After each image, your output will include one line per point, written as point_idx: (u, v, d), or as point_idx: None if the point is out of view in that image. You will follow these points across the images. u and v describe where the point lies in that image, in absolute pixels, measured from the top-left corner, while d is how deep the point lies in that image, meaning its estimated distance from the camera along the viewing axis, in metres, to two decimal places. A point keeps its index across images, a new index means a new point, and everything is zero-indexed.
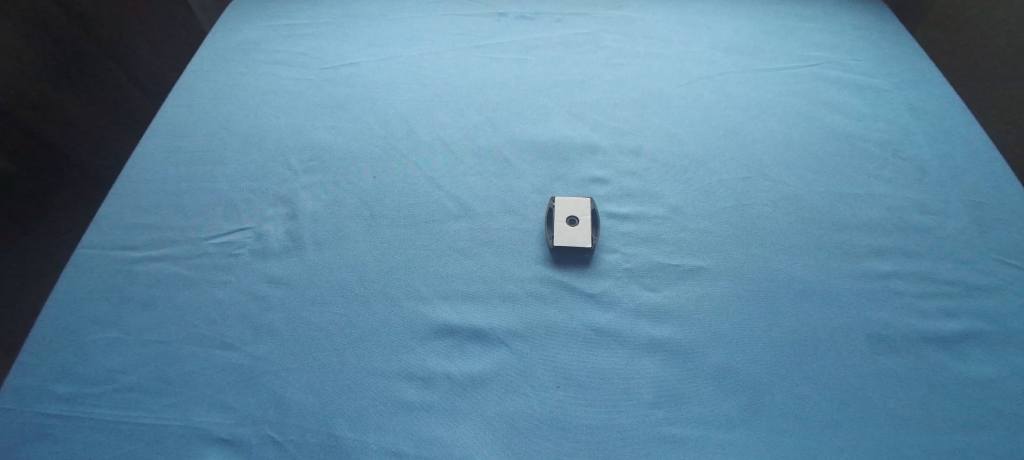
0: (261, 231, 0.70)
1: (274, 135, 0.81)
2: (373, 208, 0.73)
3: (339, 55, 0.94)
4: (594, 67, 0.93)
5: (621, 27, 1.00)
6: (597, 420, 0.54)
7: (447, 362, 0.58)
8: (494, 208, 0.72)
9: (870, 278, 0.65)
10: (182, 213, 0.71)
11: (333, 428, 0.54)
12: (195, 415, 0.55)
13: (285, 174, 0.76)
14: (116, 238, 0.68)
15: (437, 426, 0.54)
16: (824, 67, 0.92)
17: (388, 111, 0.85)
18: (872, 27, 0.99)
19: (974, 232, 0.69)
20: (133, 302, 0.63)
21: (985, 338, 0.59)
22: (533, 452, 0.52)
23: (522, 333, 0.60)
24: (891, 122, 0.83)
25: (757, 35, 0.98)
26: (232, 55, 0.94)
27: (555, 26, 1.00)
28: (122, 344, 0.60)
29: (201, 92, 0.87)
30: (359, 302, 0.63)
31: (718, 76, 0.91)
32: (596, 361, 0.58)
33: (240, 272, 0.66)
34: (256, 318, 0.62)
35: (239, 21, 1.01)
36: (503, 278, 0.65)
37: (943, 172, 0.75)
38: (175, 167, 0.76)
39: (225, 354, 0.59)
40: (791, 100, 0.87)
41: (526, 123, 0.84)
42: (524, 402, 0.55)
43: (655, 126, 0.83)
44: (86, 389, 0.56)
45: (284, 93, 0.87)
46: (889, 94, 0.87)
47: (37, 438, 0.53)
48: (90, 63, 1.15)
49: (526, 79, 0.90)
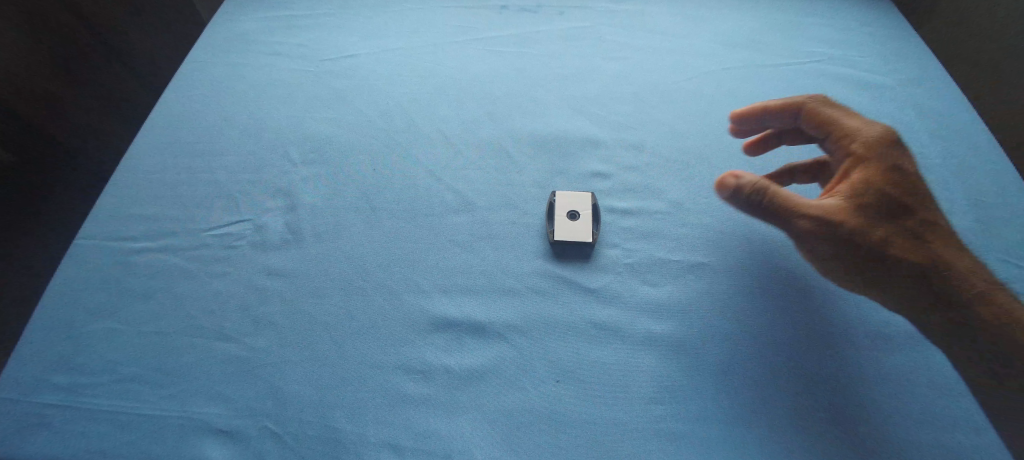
0: (261, 223, 0.69)
1: (273, 128, 0.80)
2: (373, 201, 0.72)
3: (339, 47, 0.93)
4: (596, 61, 0.92)
5: (623, 21, 0.99)
6: (597, 414, 0.54)
7: (446, 354, 0.58)
8: (495, 202, 0.72)
9: None
10: (181, 204, 0.71)
11: (331, 420, 0.54)
12: (192, 406, 0.55)
13: (285, 166, 0.76)
14: (115, 229, 0.68)
15: (435, 419, 0.54)
16: (828, 62, 0.91)
17: (389, 103, 0.84)
18: (878, 22, 0.98)
19: (977, 230, 0.68)
20: (133, 293, 0.63)
21: (986, 336, 0.59)
22: (534, 446, 0.52)
23: (522, 327, 0.60)
24: (895, 118, 0.82)
25: (762, 30, 0.97)
26: (231, 45, 0.93)
27: (557, 19, 0.98)
28: (121, 336, 0.60)
29: (200, 83, 0.86)
30: (358, 294, 0.63)
31: (720, 70, 0.90)
32: (595, 355, 0.58)
33: (238, 264, 0.66)
34: (255, 309, 0.62)
35: (236, 10, 1.00)
36: (502, 272, 0.65)
37: (947, 170, 0.75)
38: (173, 159, 0.76)
39: (224, 346, 0.59)
40: (795, 95, 0.86)
41: (526, 117, 0.83)
42: (523, 396, 0.55)
43: (659, 121, 0.83)
44: (83, 380, 0.57)
45: (284, 84, 0.87)
46: (894, 90, 0.86)
47: (36, 429, 0.53)
48: (93, 63, 1.12)
49: (527, 72, 0.90)
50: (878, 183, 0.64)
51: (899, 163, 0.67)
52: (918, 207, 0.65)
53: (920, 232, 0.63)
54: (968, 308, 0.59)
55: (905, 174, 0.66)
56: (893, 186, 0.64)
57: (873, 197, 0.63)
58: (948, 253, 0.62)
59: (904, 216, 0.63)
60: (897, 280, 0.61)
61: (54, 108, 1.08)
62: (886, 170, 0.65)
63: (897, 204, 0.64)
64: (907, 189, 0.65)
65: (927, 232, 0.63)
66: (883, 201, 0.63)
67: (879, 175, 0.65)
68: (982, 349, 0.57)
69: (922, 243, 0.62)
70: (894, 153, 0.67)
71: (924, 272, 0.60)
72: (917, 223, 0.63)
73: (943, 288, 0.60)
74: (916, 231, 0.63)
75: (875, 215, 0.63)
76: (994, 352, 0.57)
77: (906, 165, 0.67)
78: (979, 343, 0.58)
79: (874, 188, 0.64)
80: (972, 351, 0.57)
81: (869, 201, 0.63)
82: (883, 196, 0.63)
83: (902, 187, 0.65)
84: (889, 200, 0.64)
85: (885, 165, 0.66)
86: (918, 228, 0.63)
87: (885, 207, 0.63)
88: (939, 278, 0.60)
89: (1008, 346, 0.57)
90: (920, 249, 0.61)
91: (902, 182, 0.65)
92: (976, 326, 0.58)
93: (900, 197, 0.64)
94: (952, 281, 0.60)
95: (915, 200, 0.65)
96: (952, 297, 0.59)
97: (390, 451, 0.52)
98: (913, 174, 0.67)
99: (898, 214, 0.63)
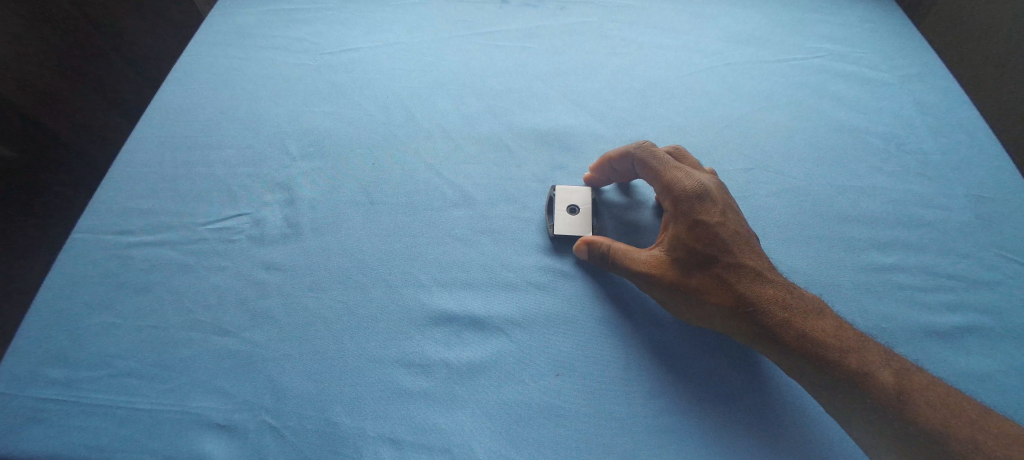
0: (259, 217, 0.69)
1: (272, 121, 0.80)
2: (372, 195, 0.72)
3: (339, 41, 0.92)
4: (597, 57, 0.91)
5: (625, 16, 0.98)
6: (596, 408, 0.54)
7: (446, 349, 0.58)
8: (495, 197, 0.72)
9: (873, 270, 0.64)
10: (179, 198, 0.70)
11: (330, 415, 0.54)
12: (190, 401, 0.55)
13: (283, 160, 0.75)
14: (113, 223, 0.67)
15: (435, 414, 0.54)
16: (830, 58, 0.90)
17: (389, 97, 0.84)
18: (880, 18, 0.98)
19: (977, 226, 0.68)
20: (131, 287, 0.62)
21: (984, 331, 0.59)
22: (533, 439, 0.52)
23: (522, 321, 0.60)
24: (897, 115, 0.82)
25: (764, 26, 0.96)
26: (230, 39, 0.92)
27: (558, 14, 0.98)
28: (120, 329, 0.59)
29: (199, 77, 0.86)
30: (358, 289, 0.63)
31: (722, 66, 0.89)
32: (595, 349, 0.58)
33: (237, 258, 0.65)
34: (254, 303, 0.61)
35: (233, 4, 0.98)
36: (502, 266, 0.65)
37: (947, 166, 0.75)
38: (170, 152, 0.75)
39: (222, 340, 0.59)
40: (797, 91, 0.86)
41: (527, 112, 0.83)
42: (523, 390, 0.55)
43: (659, 117, 0.82)
44: (81, 374, 0.56)
45: (283, 78, 0.86)
46: (894, 86, 0.86)
47: (33, 422, 0.53)
48: (97, 59, 1.09)
49: (527, 68, 0.89)
50: (684, 234, 0.57)
51: (699, 205, 0.58)
52: (738, 251, 0.57)
53: (752, 279, 0.55)
54: (836, 355, 0.50)
55: (715, 212, 0.57)
56: (700, 234, 0.57)
57: (682, 251, 0.57)
58: (793, 295, 0.55)
59: (722, 266, 0.56)
60: (741, 327, 0.55)
61: (56, 103, 1.05)
62: (693, 215, 0.57)
63: (706, 255, 0.56)
64: (716, 234, 0.56)
65: (757, 277, 0.56)
66: (694, 253, 0.57)
67: (683, 223, 0.58)
68: (878, 398, 0.48)
69: (766, 287, 0.55)
70: (693, 194, 0.58)
71: (777, 320, 0.53)
72: (740, 272, 0.56)
73: (810, 336, 0.52)
74: (750, 280, 0.55)
75: (689, 268, 0.57)
76: (888, 404, 0.48)
77: (714, 203, 0.58)
78: (863, 391, 0.49)
79: (678, 240, 0.58)
80: (869, 401, 0.49)
81: (681, 255, 0.57)
82: (691, 247, 0.57)
83: (717, 231, 0.57)
84: (703, 251, 0.56)
85: (688, 211, 0.58)
86: (741, 276, 0.56)
87: (698, 258, 0.56)
88: (794, 326, 0.52)
89: (903, 391, 0.48)
90: (761, 297, 0.54)
91: (710, 227, 0.57)
92: (864, 375, 0.49)
93: (707, 246, 0.56)
94: (813, 326, 0.52)
95: (724, 245, 0.56)
96: (813, 345, 0.51)
97: (390, 445, 0.52)
98: (723, 210, 0.58)
99: (714, 265, 0.56)
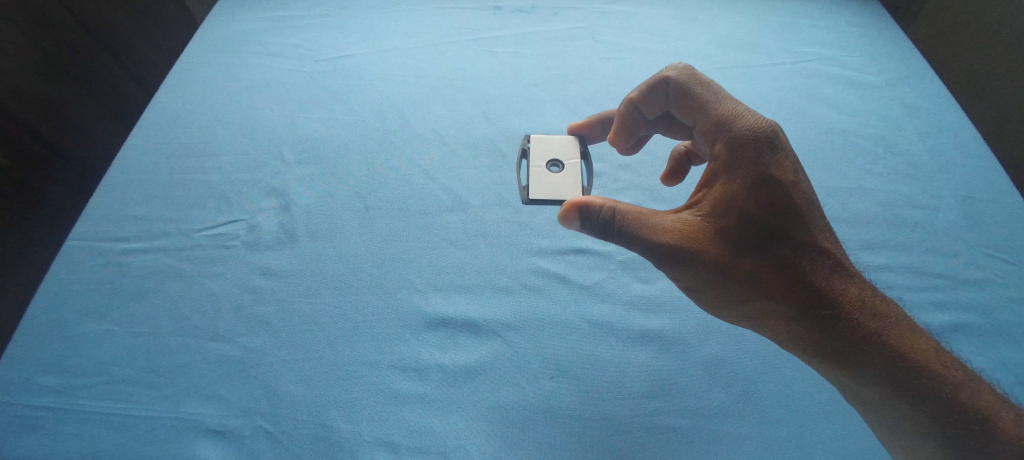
0: (254, 224, 0.69)
1: (267, 127, 0.80)
2: (367, 201, 0.72)
3: (333, 47, 0.93)
4: (591, 62, 0.92)
5: (619, 22, 0.99)
6: (592, 410, 0.55)
7: (440, 353, 0.58)
8: (488, 201, 0.73)
9: (863, 271, 0.65)
10: (174, 205, 0.71)
11: (327, 419, 0.54)
12: (185, 407, 0.55)
13: (278, 166, 0.76)
14: (107, 230, 0.67)
15: (432, 417, 0.54)
16: (819, 62, 0.92)
17: (385, 103, 0.84)
18: (869, 23, 0.99)
19: (964, 226, 0.69)
20: (126, 294, 0.62)
21: (972, 329, 0.60)
22: (529, 441, 0.53)
23: (516, 325, 0.60)
24: (884, 117, 0.83)
25: (755, 31, 0.97)
26: (225, 45, 0.93)
27: (553, 20, 0.99)
28: (114, 337, 0.59)
29: (194, 84, 0.86)
30: (352, 294, 0.63)
31: (713, 70, 0.91)
32: (589, 350, 0.59)
33: (232, 264, 0.65)
34: (249, 309, 0.62)
35: (228, 12, 0.99)
36: (497, 270, 0.65)
37: (934, 166, 0.76)
38: (166, 159, 0.76)
39: (217, 345, 0.59)
40: (787, 95, 0.87)
41: (521, 117, 0.83)
42: (519, 392, 0.56)
43: None
44: (75, 381, 0.56)
45: (279, 85, 0.87)
46: (883, 89, 0.87)
47: (26, 431, 0.53)
48: (94, 63, 1.09)
49: (522, 73, 0.90)
50: (745, 193, 0.52)
51: (771, 158, 0.53)
52: (812, 229, 0.53)
53: (822, 264, 0.52)
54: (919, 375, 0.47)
55: (787, 171, 0.53)
56: (766, 192, 0.52)
57: (740, 210, 0.52)
58: (874, 296, 0.52)
59: (791, 242, 0.52)
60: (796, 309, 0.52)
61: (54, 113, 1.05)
62: (762, 169, 0.52)
63: (769, 217, 0.52)
64: (785, 194, 0.52)
65: (824, 261, 0.52)
66: (750, 215, 0.52)
67: (748, 178, 0.52)
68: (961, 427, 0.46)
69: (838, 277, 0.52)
70: (762, 146, 0.53)
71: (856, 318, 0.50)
72: (802, 246, 0.52)
73: (899, 348, 0.48)
74: (819, 263, 0.52)
75: (744, 230, 0.52)
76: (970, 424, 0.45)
77: (787, 160, 0.53)
78: (945, 416, 0.46)
79: (738, 202, 0.52)
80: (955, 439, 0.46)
81: (734, 219, 0.52)
82: (757, 215, 0.52)
83: (786, 191, 0.52)
84: (766, 216, 0.52)
85: (757, 164, 0.52)
86: (813, 259, 0.52)
87: (757, 221, 0.52)
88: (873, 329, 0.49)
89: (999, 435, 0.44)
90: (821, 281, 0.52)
91: (780, 187, 0.52)
92: (965, 409, 0.46)
93: (772, 208, 0.52)
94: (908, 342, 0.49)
95: (793, 210, 0.52)
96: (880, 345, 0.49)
97: (385, 449, 0.52)
98: (795, 169, 0.53)
99: (776, 233, 0.52)
